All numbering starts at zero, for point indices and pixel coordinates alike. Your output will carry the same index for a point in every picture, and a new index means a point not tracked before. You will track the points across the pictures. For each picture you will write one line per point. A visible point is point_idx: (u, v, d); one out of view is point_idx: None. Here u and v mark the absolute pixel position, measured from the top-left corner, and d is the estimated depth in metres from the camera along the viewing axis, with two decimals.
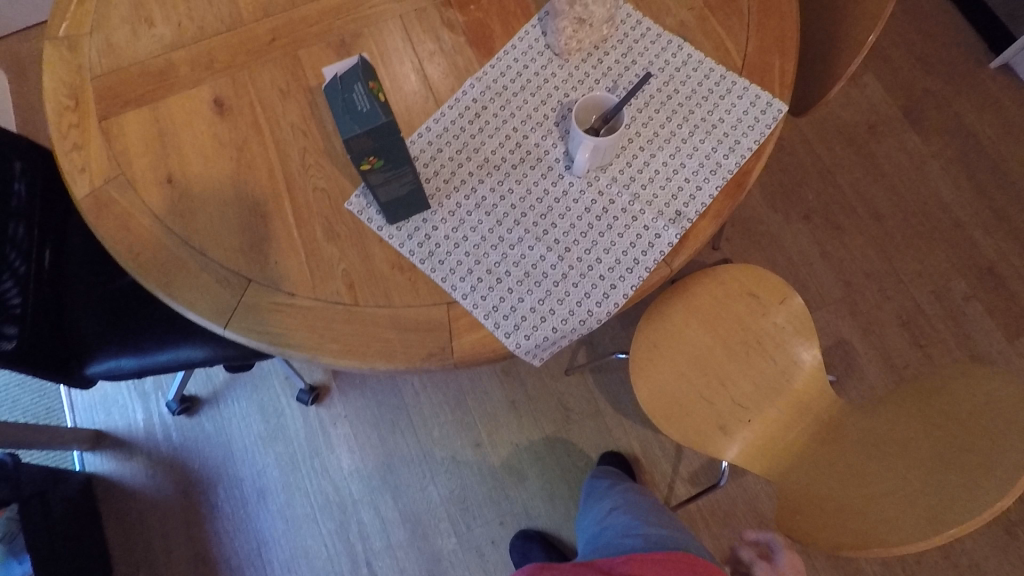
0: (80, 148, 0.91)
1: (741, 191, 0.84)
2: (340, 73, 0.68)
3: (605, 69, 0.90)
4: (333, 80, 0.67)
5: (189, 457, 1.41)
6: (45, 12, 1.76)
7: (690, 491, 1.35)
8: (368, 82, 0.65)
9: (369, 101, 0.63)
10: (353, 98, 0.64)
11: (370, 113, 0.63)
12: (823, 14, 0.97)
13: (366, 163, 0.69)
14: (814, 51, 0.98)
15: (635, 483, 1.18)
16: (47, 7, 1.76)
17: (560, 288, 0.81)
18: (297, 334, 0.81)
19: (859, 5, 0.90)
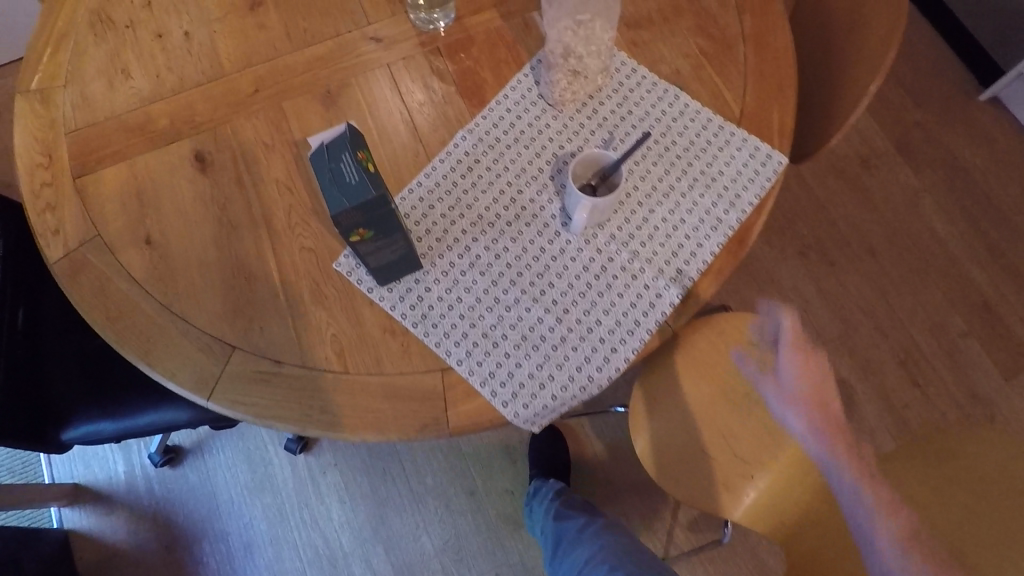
0: (54, 209, 0.87)
1: (743, 247, 0.83)
2: (326, 139, 0.64)
3: (601, 119, 0.88)
4: (318, 148, 0.63)
5: (171, 511, 1.35)
6: (22, 47, 1.73)
7: (690, 537, 1.33)
8: (357, 153, 0.62)
9: (358, 174, 0.60)
10: (340, 170, 0.61)
11: (358, 185, 0.60)
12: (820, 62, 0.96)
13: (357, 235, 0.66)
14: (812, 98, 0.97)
15: (602, 517, 1.14)
16: (23, 43, 1.73)
17: (559, 352, 0.78)
18: (285, 405, 0.77)
19: (858, 54, 0.90)
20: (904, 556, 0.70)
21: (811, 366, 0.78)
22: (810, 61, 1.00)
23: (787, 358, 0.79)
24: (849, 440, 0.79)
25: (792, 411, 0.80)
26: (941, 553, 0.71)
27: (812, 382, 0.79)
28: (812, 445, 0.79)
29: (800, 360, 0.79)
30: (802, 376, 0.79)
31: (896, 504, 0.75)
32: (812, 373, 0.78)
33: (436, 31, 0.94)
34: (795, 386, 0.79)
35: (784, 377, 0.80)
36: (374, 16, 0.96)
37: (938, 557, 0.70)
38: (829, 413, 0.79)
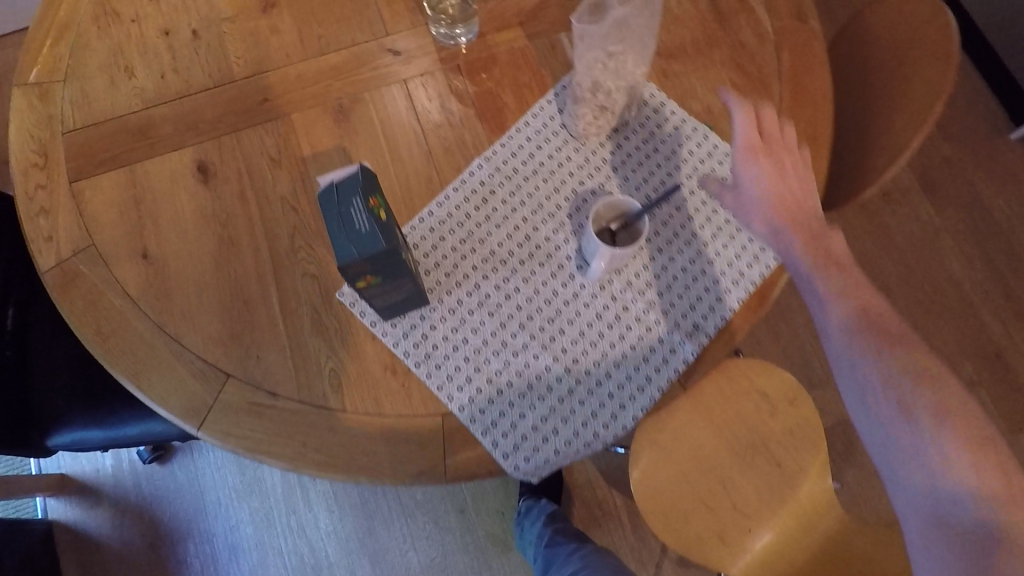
0: (48, 215, 0.83)
1: (764, 305, 0.80)
2: (336, 179, 0.60)
3: (625, 156, 0.84)
4: (327, 190, 0.59)
5: (157, 508, 1.33)
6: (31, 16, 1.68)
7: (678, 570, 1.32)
8: (369, 199, 0.58)
9: (371, 229, 0.56)
10: (351, 216, 0.57)
11: (371, 241, 0.56)
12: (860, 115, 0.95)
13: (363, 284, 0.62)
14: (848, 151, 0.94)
15: (595, 543, 1.11)
16: (31, 10, 1.67)
17: (565, 405, 0.75)
18: (278, 440, 0.74)
19: (898, 114, 0.88)
20: (875, 351, 0.70)
21: (774, 146, 0.75)
22: (844, 114, 0.98)
23: (738, 127, 0.74)
24: (816, 223, 0.74)
25: (778, 232, 0.73)
26: (894, 325, 0.72)
27: (779, 144, 0.75)
28: (781, 235, 0.73)
29: (771, 145, 0.75)
30: (769, 133, 0.75)
31: (834, 264, 0.73)
32: (785, 161, 0.75)
33: (457, 47, 0.89)
34: (772, 177, 0.74)
35: (743, 199, 0.74)
36: (393, 25, 0.90)
37: (879, 325, 0.71)
38: (795, 177, 0.75)
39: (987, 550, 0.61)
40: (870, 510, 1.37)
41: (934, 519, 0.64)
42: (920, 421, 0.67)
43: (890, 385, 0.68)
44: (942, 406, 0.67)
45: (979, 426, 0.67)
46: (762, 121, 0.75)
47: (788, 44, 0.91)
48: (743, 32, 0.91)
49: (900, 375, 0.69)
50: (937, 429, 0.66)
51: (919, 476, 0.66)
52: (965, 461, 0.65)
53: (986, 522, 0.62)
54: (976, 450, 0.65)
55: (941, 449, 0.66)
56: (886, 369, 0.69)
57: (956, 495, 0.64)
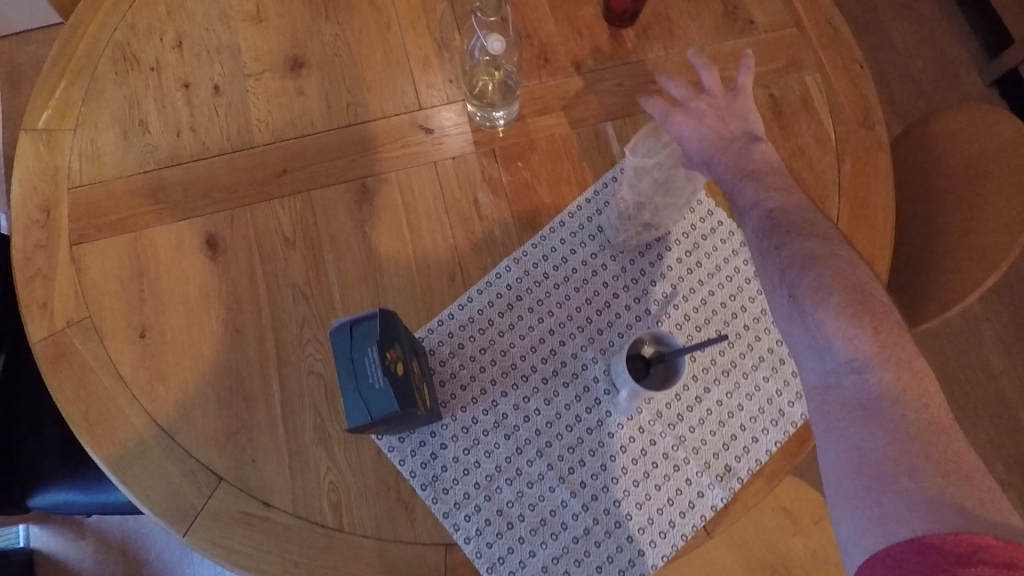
0: (45, 277, 0.78)
1: (803, 449, 0.73)
2: (350, 324, 0.54)
3: (665, 268, 0.78)
4: (341, 341, 0.53)
5: (141, 548, 1.29)
6: (55, 16, 1.62)
7: None
8: (387, 349, 0.53)
9: (389, 392, 0.51)
10: (364, 368, 0.52)
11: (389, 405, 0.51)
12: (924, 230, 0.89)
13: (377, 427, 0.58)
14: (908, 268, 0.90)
15: None
16: (54, 12, 1.62)
17: (579, 546, 0.69)
18: (266, 558, 0.69)
19: (968, 245, 0.82)
20: (785, 242, 0.60)
21: (697, 106, 0.69)
22: (905, 217, 0.93)
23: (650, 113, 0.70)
24: (741, 136, 0.68)
25: (711, 163, 0.66)
26: (806, 210, 0.62)
27: (704, 111, 0.69)
28: (715, 164, 0.66)
29: (693, 107, 0.69)
30: (693, 109, 0.69)
31: (770, 171, 0.66)
32: (712, 111, 0.69)
33: (494, 129, 0.83)
34: (704, 128, 0.68)
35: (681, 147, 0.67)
36: (427, 98, 0.84)
37: (788, 214, 0.62)
38: (721, 116, 0.70)
39: (872, 422, 0.53)
40: None
41: (823, 398, 0.57)
42: (823, 315, 0.56)
43: (791, 275, 0.58)
44: (849, 296, 0.56)
45: (895, 321, 0.56)
46: (686, 105, 0.70)
47: (851, 151, 0.84)
48: (803, 137, 0.84)
49: (802, 260, 0.59)
50: (827, 314, 0.56)
51: (814, 356, 0.57)
52: (869, 344, 0.55)
53: (877, 388, 0.54)
54: (874, 329, 0.55)
55: (840, 344, 0.56)
56: (786, 253, 0.59)
57: (842, 365, 0.56)
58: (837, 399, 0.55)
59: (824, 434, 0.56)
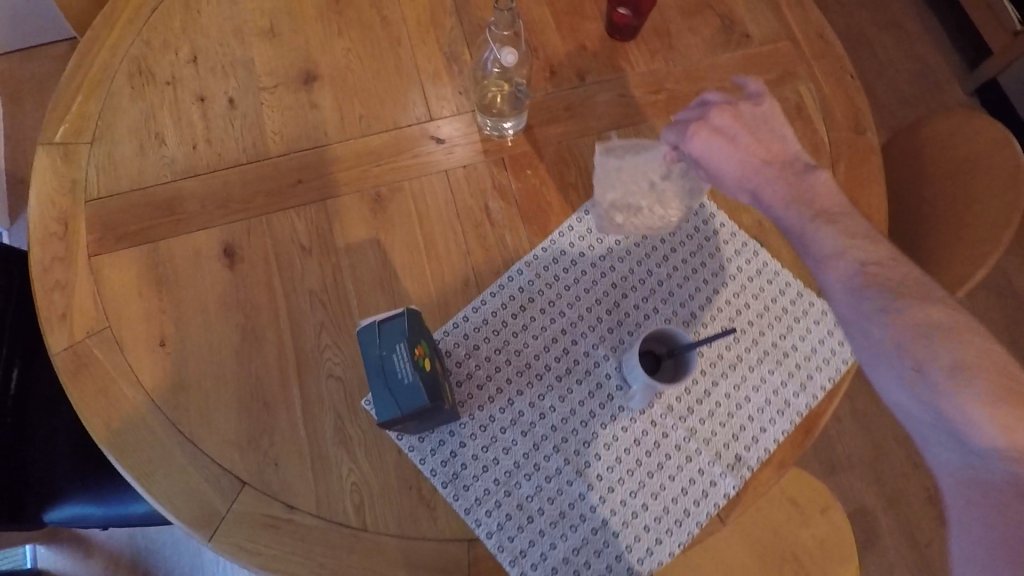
0: (63, 289, 0.79)
1: (810, 438, 0.76)
2: (379, 320, 0.57)
3: (671, 268, 0.81)
4: (369, 334, 0.56)
5: (151, 564, 1.29)
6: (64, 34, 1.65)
7: None
8: (415, 347, 0.56)
9: (416, 379, 0.54)
10: (393, 363, 0.55)
11: (415, 393, 0.54)
12: (917, 224, 0.93)
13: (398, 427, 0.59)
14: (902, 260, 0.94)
15: None
16: (62, 32, 1.65)
17: (597, 537, 0.71)
18: (291, 559, 0.70)
19: (959, 238, 0.86)
20: (897, 310, 0.60)
21: (724, 122, 0.72)
22: (899, 216, 0.96)
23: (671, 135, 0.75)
24: (774, 151, 0.73)
25: (754, 190, 0.71)
26: (920, 284, 0.62)
27: (735, 128, 0.72)
28: (758, 189, 0.71)
29: (722, 124, 0.72)
30: (722, 125, 0.72)
31: (847, 223, 0.68)
32: (745, 132, 0.72)
33: (503, 138, 0.86)
34: (732, 146, 0.72)
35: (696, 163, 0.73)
36: (437, 109, 0.87)
37: (898, 290, 0.62)
38: (751, 129, 0.73)
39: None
40: None
41: (965, 479, 0.56)
42: (957, 395, 0.56)
43: (906, 348, 0.59)
44: (989, 378, 0.56)
45: None
46: (714, 121, 0.72)
47: (844, 155, 0.88)
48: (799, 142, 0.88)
49: (918, 330, 0.59)
50: (966, 395, 0.56)
51: (949, 438, 0.56)
52: (1008, 425, 0.54)
53: None
54: (1019, 416, 0.54)
55: (980, 428, 0.55)
56: (899, 326, 0.60)
57: (985, 448, 0.55)
58: (982, 484, 0.55)
59: (960, 514, 0.55)
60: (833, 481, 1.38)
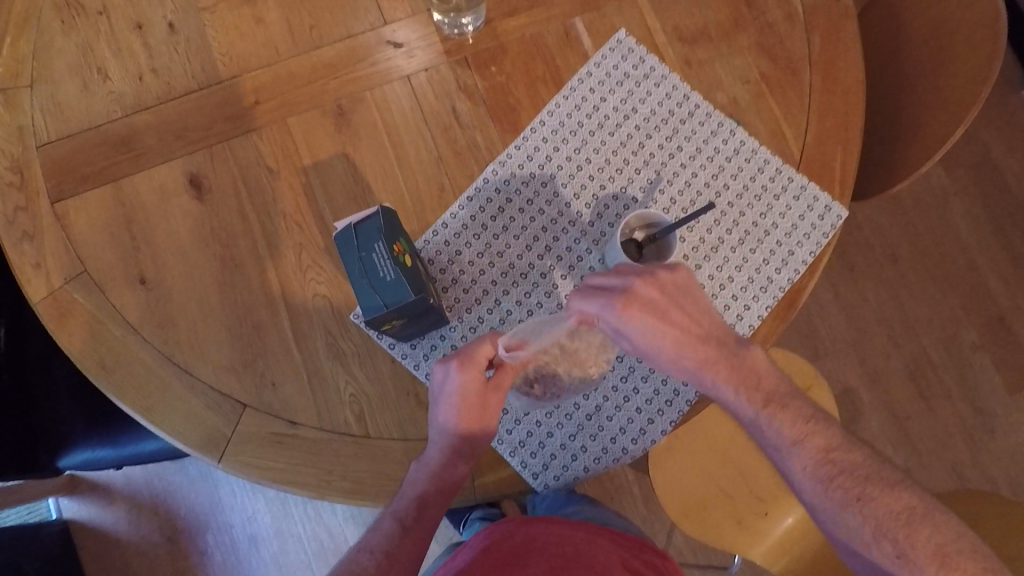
0: (33, 238, 0.78)
1: (793, 312, 0.77)
2: (356, 220, 0.61)
3: (647, 156, 0.80)
4: (347, 232, 0.60)
5: (173, 504, 1.34)
6: None
7: (692, 558, 1.30)
8: (393, 244, 0.59)
9: (395, 272, 0.58)
10: (373, 260, 0.58)
11: (396, 285, 0.58)
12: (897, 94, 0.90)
13: (387, 324, 0.64)
14: (876, 132, 0.92)
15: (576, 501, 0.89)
16: None
17: (592, 422, 0.74)
18: (300, 471, 0.72)
19: (935, 103, 0.84)
20: (862, 504, 0.69)
21: (649, 296, 0.68)
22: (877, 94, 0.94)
23: (590, 305, 0.69)
24: (702, 322, 0.71)
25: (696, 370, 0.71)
26: (884, 473, 0.70)
27: (661, 303, 0.69)
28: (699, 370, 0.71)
29: (647, 297, 0.68)
30: (649, 300, 0.69)
31: (793, 403, 0.73)
32: (673, 307, 0.69)
33: (463, 38, 0.82)
34: (660, 322, 0.69)
35: (617, 332, 0.70)
36: (391, 12, 0.82)
37: (859, 478, 0.70)
38: (679, 302, 0.69)
39: None
40: None
41: None
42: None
43: (880, 536, 0.68)
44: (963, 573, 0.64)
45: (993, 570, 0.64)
46: (642, 299, 0.68)
47: (818, 20, 0.85)
48: (770, 12, 0.85)
49: (886, 523, 0.68)
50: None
51: None
52: None
53: None
54: None
55: None
56: (869, 516, 0.68)
57: None
58: None
59: None
60: (818, 364, 1.42)
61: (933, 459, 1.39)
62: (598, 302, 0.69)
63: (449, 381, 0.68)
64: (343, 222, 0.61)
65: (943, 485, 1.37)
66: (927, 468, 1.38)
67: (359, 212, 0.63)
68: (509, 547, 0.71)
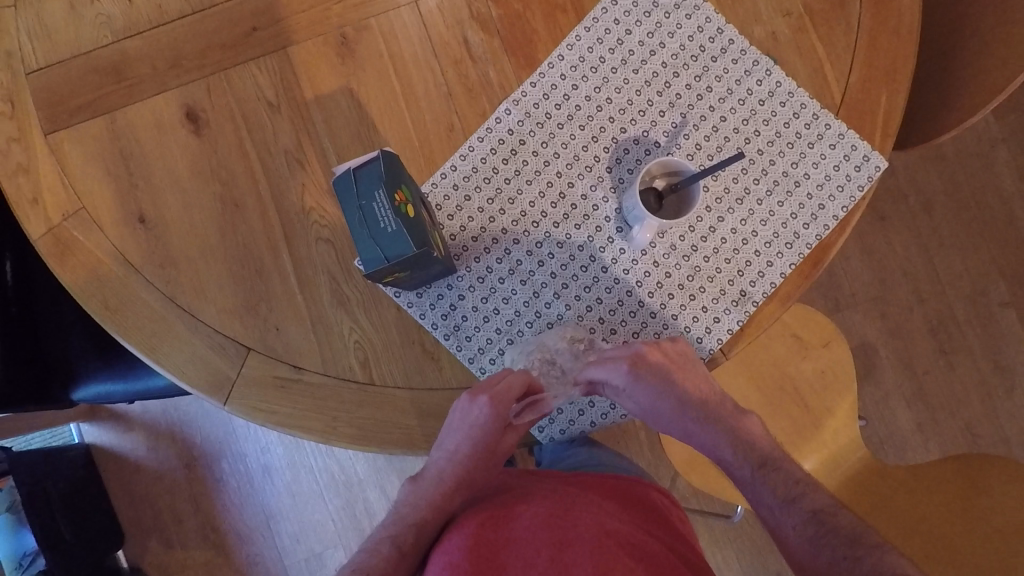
0: (28, 172, 0.74)
1: (818, 270, 0.73)
2: (356, 164, 0.59)
3: (673, 97, 0.75)
4: (346, 177, 0.58)
5: (189, 432, 1.37)
6: None
7: (694, 503, 1.32)
8: (394, 192, 0.58)
9: (395, 222, 0.56)
10: (373, 209, 0.57)
11: (396, 236, 0.57)
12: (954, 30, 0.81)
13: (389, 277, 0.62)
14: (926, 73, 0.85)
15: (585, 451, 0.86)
16: None
17: None
18: (305, 416, 0.71)
19: (998, 42, 0.75)
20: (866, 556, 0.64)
21: (658, 361, 0.68)
22: (930, 25, 0.84)
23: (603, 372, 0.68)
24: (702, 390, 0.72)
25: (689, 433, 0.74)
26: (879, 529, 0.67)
27: (668, 372, 0.68)
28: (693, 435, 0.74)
29: (656, 362, 0.68)
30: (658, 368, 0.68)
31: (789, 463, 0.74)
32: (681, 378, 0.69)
33: None
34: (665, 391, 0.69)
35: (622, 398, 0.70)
36: None
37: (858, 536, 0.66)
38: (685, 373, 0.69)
39: None
40: (890, 440, 1.36)
41: None
42: None
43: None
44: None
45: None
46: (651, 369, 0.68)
47: None
48: None
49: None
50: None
51: None
52: None
53: None
54: None
55: None
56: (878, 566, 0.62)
57: None
58: None
59: None
60: (837, 316, 1.38)
61: (946, 416, 1.37)
62: (607, 371, 0.68)
63: (475, 417, 0.67)
64: (342, 167, 0.59)
65: (954, 442, 1.36)
66: (939, 425, 1.36)
67: (360, 157, 0.61)
68: (492, 509, 0.66)
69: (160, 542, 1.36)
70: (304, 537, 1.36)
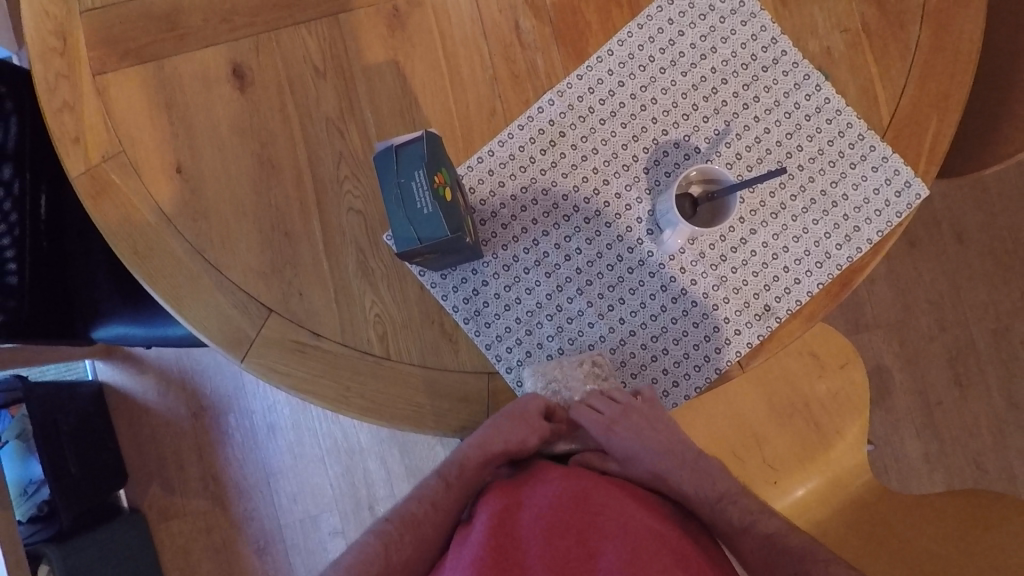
0: (72, 110, 0.75)
1: (845, 292, 0.72)
2: (399, 140, 0.60)
3: (719, 103, 0.74)
4: (388, 153, 0.59)
5: (199, 383, 1.40)
6: None
7: None
8: (434, 175, 0.58)
9: (433, 203, 0.57)
10: (413, 189, 0.58)
11: (432, 218, 0.57)
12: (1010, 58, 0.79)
13: (417, 259, 0.63)
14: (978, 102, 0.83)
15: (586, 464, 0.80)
16: None
17: (616, 375, 0.72)
18: (320, 383, 0.72)
19: None
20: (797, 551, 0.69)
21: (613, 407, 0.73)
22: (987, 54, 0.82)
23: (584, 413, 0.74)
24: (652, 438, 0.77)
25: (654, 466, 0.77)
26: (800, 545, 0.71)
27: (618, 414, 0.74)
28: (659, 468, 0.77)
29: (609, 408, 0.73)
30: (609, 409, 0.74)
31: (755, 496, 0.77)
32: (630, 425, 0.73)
33: None
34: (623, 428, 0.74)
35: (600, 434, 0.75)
36: None
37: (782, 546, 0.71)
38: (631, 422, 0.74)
39: None
40: (896, 467, 1.34)
41: None
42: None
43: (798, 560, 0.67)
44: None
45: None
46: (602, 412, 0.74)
47: None
48: None
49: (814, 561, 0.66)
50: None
51: None
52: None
53: None
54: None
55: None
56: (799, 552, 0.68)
57: None
58: None
59: None
60: (855, 338, 1.37)
61: (955, 448, 1.35)
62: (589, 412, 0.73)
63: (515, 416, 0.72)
64: (386, 145, 0.60)
65: (961, 475, 1.34)
66: (947, 456, 1.34)
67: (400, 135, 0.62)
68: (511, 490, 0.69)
69: (161, 486, 1.39)
70: (301, 497, 1.38)
